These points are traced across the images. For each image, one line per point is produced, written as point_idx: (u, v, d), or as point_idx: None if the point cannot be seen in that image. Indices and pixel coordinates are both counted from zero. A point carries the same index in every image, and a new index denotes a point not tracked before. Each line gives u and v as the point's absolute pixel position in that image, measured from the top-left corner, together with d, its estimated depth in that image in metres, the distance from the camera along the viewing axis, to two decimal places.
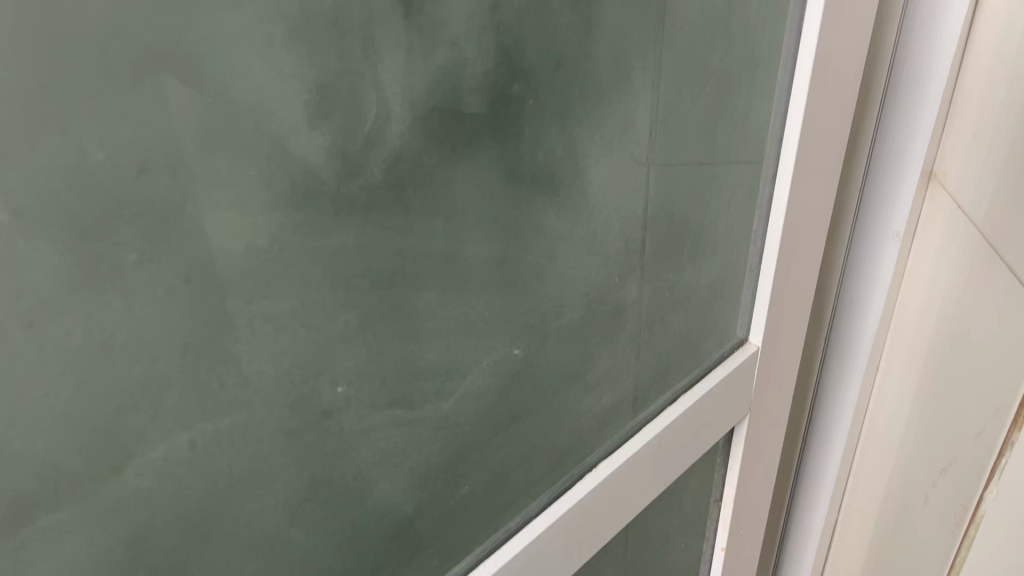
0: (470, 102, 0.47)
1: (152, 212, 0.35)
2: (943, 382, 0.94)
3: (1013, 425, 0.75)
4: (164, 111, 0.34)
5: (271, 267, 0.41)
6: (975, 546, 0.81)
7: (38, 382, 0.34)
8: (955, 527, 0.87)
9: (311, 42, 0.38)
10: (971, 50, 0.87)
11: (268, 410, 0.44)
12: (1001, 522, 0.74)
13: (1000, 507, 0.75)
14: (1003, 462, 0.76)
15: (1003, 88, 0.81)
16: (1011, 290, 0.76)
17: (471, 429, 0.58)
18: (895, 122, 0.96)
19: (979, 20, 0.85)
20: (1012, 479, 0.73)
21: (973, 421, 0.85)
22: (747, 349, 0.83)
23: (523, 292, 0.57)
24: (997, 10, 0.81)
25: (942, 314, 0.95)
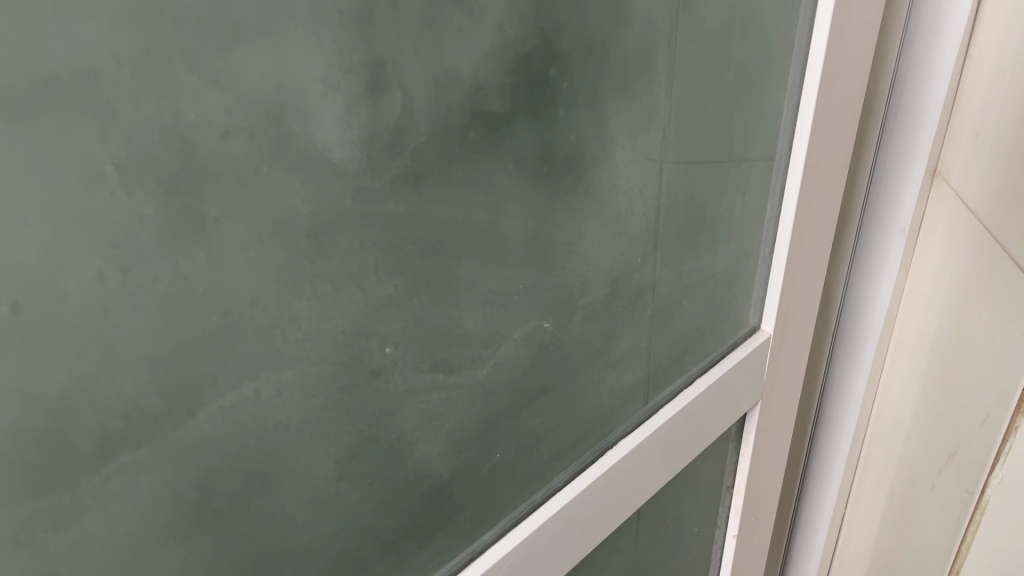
0: (511, 83, 0.50)
1: (232, 173, 0.38)
2: (947, 373, 0.97)
3: (1016, 411, 0.78)
4: (246, 79, 0.37)
5: (332, 230, 0.44)
6: (979, 529, 0.83)
7: (128, 325, 0.37)
8: (961, 512, 0.89)
9: (373, 21, 0.41)
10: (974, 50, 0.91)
11: (324, 366, 0.47)
12: (1006, 504, 0.77)
13: (1005, 490, 0.78)
14: (1006, 447, 0.79)
15: (1005, 87, 0.84)
16: (1013, 280, 0.79)
17: (502, 398, 0.61)
18: (900, 121, 1.00)
19: (982, 22, 0.89)
20: (1016, 463, 0.76)
21: (977, 409, 0.88)
22: (759, 335, 0.88)
23: (553, 268, 0.60)
24: (1000, 12, 0.85)
25: (947, 306, 0.98)
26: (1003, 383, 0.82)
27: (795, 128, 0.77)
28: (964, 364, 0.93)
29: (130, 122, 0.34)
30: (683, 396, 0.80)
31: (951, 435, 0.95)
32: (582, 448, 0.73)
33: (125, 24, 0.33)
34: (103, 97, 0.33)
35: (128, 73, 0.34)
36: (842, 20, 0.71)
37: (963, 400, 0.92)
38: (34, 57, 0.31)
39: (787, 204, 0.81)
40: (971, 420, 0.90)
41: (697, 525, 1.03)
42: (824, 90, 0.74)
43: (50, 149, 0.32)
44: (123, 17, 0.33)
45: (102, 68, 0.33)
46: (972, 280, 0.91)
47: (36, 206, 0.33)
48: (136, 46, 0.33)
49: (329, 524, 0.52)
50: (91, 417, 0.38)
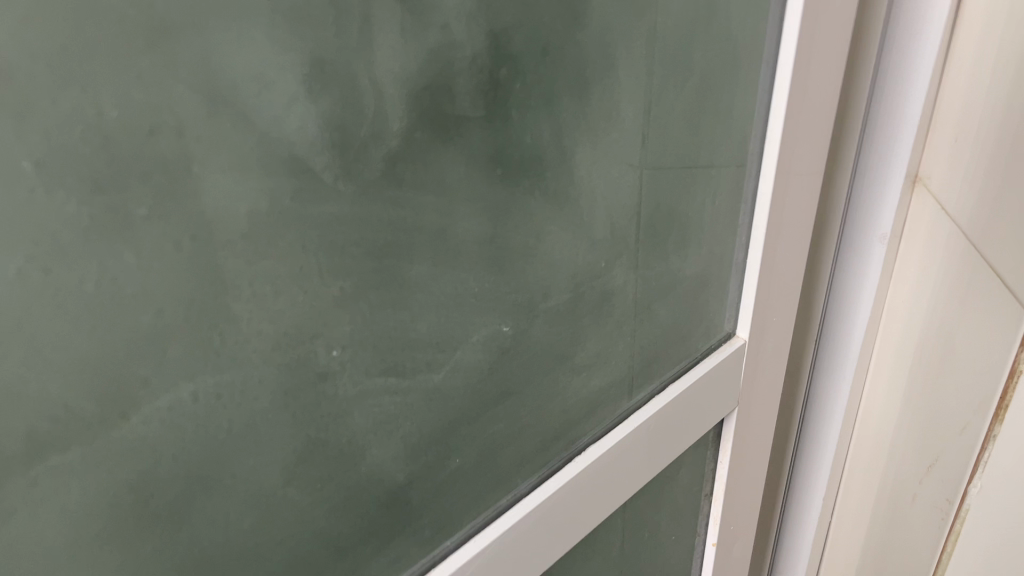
0: (461, 84, 0.50)
1: (160, 172, 0.38)
2: (928, 380, 0.97)
3: (994, 419, 0.77)
4: (173, 76, 0.37)
5: (271, 230, 0.44)
6: (960, 538, 0.82)
7: (53, 325, 0.37)
8: (941, 522, 0.88)
9: (311, 19, 0.41)
10: (953, 55, 0.90)
11: (266, 368, 0.46)
12: (985, 514, 0.76)
13: (984, 499, 0.77)
14: (986, 455, 0.78)
15: (984, 91, 0.84)
16: (993, 287, 0.79)
17: (461, 403, 0.61)
18: (878, 126, 0.99)
19: (960, 26, 0.88)
20: (994, 473, 0.75)
21: (957, 417, 0.87)
22: (734, 341, 0.88)
23: (511, 270, 0.60)
24: (978, 16, 0.84)
25: (929, 313, 0.97)
26: (981, 392, 0.81)
27: (766, 132, 0.77)
28: (945, 372, 0.92)
29: (48, 118, 0.34)
30: (653, 402, 0.80)
31: (932, 443, 0.94)
32: (549, 454, 0.72)
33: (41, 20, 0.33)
34: (20, 93, 0.33)
35: (45, 69, 0.33)
36: (812, 22, 0.70)
37: (944, 407, 0.91)
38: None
39: (760, 208, 0.80)
40: (951, 428, 0.89)
41: (675, 533, 1.02)
42: (794, 93, 0.73)
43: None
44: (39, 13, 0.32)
45: (17, 64, 0.33)
46: (951, 287, 0.90)
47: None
48: (52, 42, 0.33)
49: (278, 529, 0.52)
50: (17, 418, 0.37)
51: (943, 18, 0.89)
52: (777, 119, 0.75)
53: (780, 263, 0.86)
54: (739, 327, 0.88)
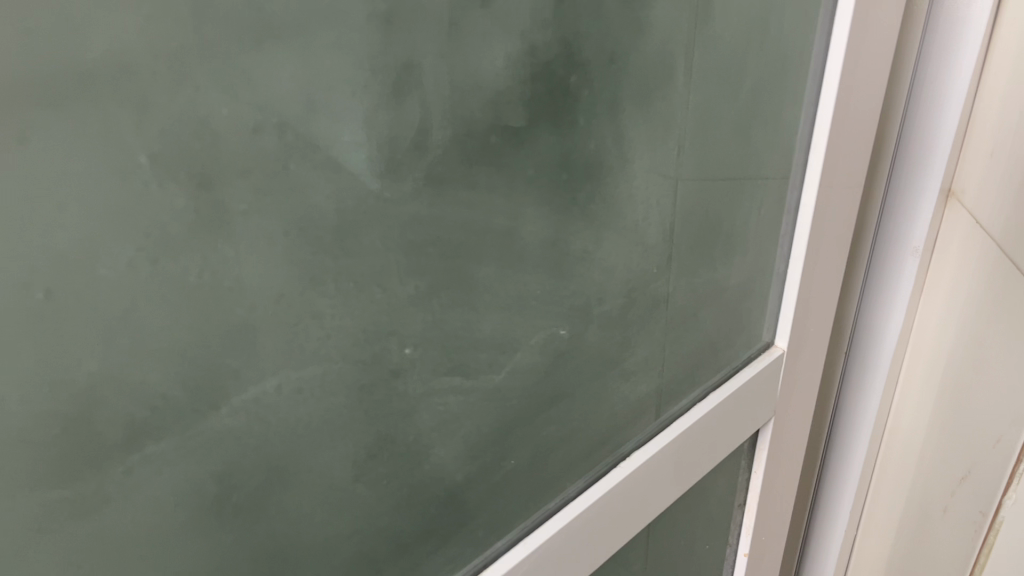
0: (533, 88, 0.51)
1: (261, 168, 0.39)
2: (960, 392, 0.97)
3: None
4: (278, 75, 0.38)
5: (357, 228, 0.45)
6: (994, 550, 0.83)
7: (155, 315, 0.38)
8: (973, 534, 0.89)
9: (404, 23, 0.42)
10: (988, 70, 0.92)
11: (343, 363, 0.48)
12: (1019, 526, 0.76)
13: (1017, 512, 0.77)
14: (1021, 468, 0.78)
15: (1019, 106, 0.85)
16: None
17: (518, 405, 0.62)
18: (913, 143, 1.00)
19: (995, 43, 0.90)
20: None
21: (991, 430, 0.87)
22: (773, 351, 0.89)
23: (569, 274, 0.60)
24: (1013, 33, 0.86)
25: (962, 324, 0.97)
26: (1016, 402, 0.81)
27: (810, 142, 0.78)
28: (977, 385, 0.92)
29: (164, 114, 0.35)
30: (696, 410, 0.80)
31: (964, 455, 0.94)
32: (596, 458, 0.72)
33: (165, 16, 0.34)
34: (138, 88, 0.34)
35: (164, 65, 0.34)
36: (858, 34, 0.71)
37: (976, 420, 0.92)
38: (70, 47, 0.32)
39: (802, 217, 0.81)
40: (983, 440, 0.89)
41: (708, 542, 1.03)
42: (839, 104, 0.74)
43: (83, 140, 0.33)
44: (162, 8, 0.33)
45: (140, 59, 0.33)
46: (984, 301, 0.91)
47: (68, 197, 0.33)
48: (172, 39, 0.34)
49: (345, 524, 0.52)
50: (118, 406, 0.38)
51: (980, 36, 0.90)
52: (821, 129, 0.76)
53: (819, 273, 0.86)
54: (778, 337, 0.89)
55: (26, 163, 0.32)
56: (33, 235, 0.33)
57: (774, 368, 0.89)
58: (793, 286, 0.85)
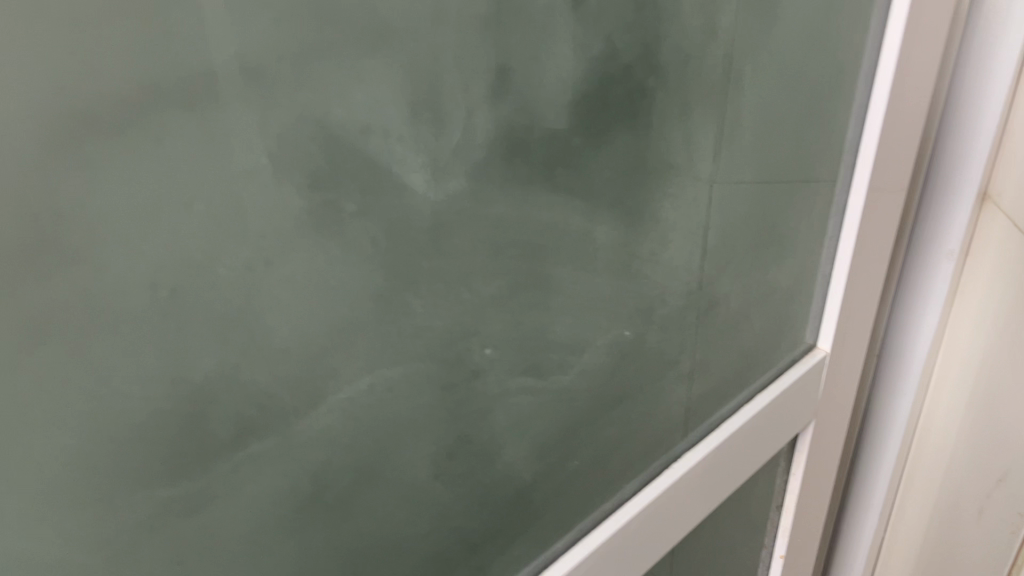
0: (614, 91, 0.51)
1: (368, 169, 0.40)
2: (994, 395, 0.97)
3: None
4: (388, 77, 0.39)
5: (449, 229, 0.45)
6: None
7: (266, 316, 0.38)
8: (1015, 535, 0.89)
9: (502, 26, 0.43)
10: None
11: (430, 363, 0.48)
12: None
13: None
14: None
15: None
16: None
17: (584, 406, 0.62)
18: (948, 151, 1.00)
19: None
20: None
21: None
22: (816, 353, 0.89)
23: (636, 276, 0.61)
24: None
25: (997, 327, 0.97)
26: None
27: (859, 146, 0.78)
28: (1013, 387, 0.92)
29: (286, 117, 0.35)
30: (745, 411, 0.81)
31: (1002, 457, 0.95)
32: (652, 459, 0.73)
33: (292, 21, 0.34)
34: (264, 91, 0.34)
35: (286, 66, 0.35)
36: (911, 39, 0.72)
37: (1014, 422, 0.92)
38: (204, 47, 0.32)
39: (849, 220, 0.81)
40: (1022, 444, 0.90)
41: (747, 544, 1.03)
42: (890, 108, 0.75)
43: (213, 140, 0.33)
44: (289, 12, 0.34)
45: (268, 62, 0.34)
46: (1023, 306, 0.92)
47: (196, 196, 0.34)
48: (296, 42, 0.35)
49: (423, 522, 0.53)
50: (228, 405, 0.39)
51: (1014, 45, 0.90)
52: (870, 133, 0.77)
53: (863, 275, 0.87)
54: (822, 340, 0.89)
55: (158, 163, 0.32)
56: (162, 233, 0.33)
57: (817, 369, 0.89)
58: (839, 289, 0.85)
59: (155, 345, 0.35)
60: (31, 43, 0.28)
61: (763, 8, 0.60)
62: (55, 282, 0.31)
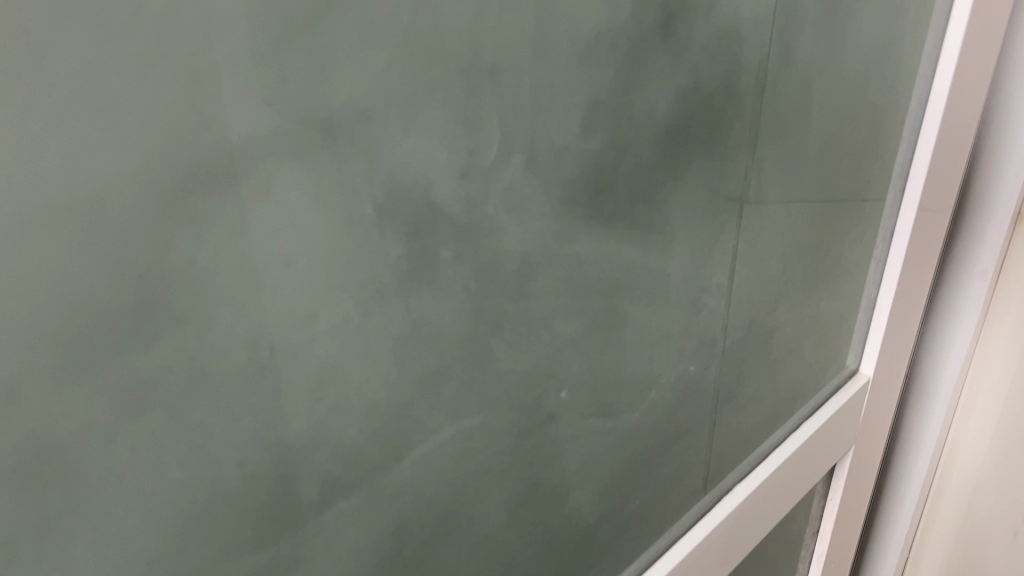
0: (695, 123, 0.49)
1: (465, 212, 0.38)
2: None
3: None
4: (490, 116, 0.37)
5: (534, 271, 0.43)
6: None
7: (357, 370, 0.36)
8: None
9: (598, 60, 0.41)
10: None
11: (510, 410, 0.46)
12: None
13: None
14: None
15: None
16: None
17: (645, 444, 0.60)
18: (969, 208, 0.95)
19: None
20: None
21: None
22: (859, 378, 0.88)
23: (702, 308, 0.59)
24: None
25: None
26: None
27: (908, 170, 0.77)
28: None
29: (392, 160, 0.33)
30: (793, 439, 0.79)
31: None
32: (703, 491, 0.70)
33: (404, 60, 0.32)
34: (374, 134, 0.32)
35: (397, 109, 0.33)
36: (965, 63, 0.71)
37: None
38: (319, 93, 0.30)
39: (897, 245, 0.80)
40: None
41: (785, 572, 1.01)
42: (943, 134, 0.73)
43: (320, 188, 0.31)
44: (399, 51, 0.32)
45: (378, 104, 0.32)
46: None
47: (302, 247, 0.32)
48: (407, 83, 0.32)
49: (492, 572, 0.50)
50: (318, 464, 0.36)
51: None
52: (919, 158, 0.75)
53: (904, 300, 0.85)
54: (863, 365, 0.88)
55: (266, 214, 0.30)
56: (266, 289, 0.31)
57: (859, 395, 0.88)
58: (882, 313, 0.84)
59: (254, 406, 0.33)
60: (153, 94, 0.26)
61: (834, 33, 0.58)
62: (166, 345, 0.29)
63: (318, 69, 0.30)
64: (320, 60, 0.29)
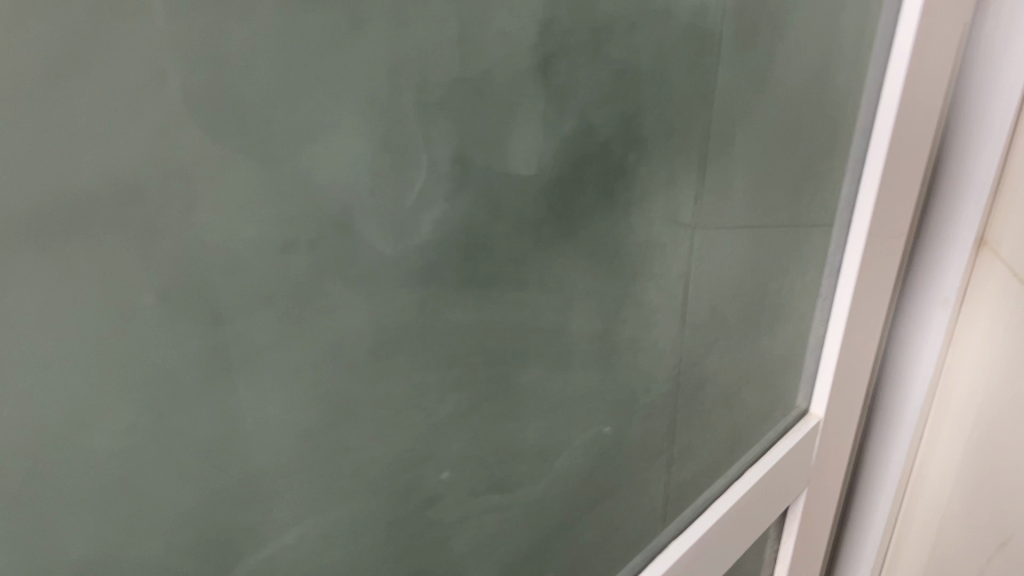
0: (589, 170, 0.44)
1: (291, 293, 0.33)
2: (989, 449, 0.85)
3: None
4: (315, 181, 0.32)
5: (395, 348, 0.38)
6: None
7: (245, 425, 0.33)
8: None
9: (457, 109, 0.36)
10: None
11: (375, 499, 0.41)
12: None
13: None
14: None
15: None
16: None
17: (557, 513, 0.55)
18: (932, 233, 0.89)
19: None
20: None
21: None
22: (809, 420, 0.82)
23: (616, 365, 0.54)
24: None
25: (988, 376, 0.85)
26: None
27: (853, 204, 0.72)
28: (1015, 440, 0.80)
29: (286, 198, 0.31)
30: (736, 488, 0.73)
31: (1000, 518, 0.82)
32: (633, 554, 0.65)
33: (291, 93, 0.30)
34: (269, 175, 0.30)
35: (179, 183, 0.28)
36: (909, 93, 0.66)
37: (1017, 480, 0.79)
38: (190, 128, 0.27)
39: (842, 280, 0.75)
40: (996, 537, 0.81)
41: None
42: (889, 167, 0.68)
43: (198, 229, 0.29)
44: (279, 83, 0.29)
45: (263, 138, 0.29)
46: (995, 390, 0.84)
47: (181, 290, 0.29)
48: (299, 115, 0.30)
49: None
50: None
51: (1007, 93, 0.78)
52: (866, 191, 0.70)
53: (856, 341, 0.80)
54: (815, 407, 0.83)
55: (51, 293, 0.26)
56: (136, 334, 0.28)
57: (809, 437, 0.83)
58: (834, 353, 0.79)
59: (65, 497, 0.29)
60: None
61: (758, 67, 0.53)
62: (9, 406, 0.26)
63: (190, 104, 0.27)
64: (187, 95, 0.27)
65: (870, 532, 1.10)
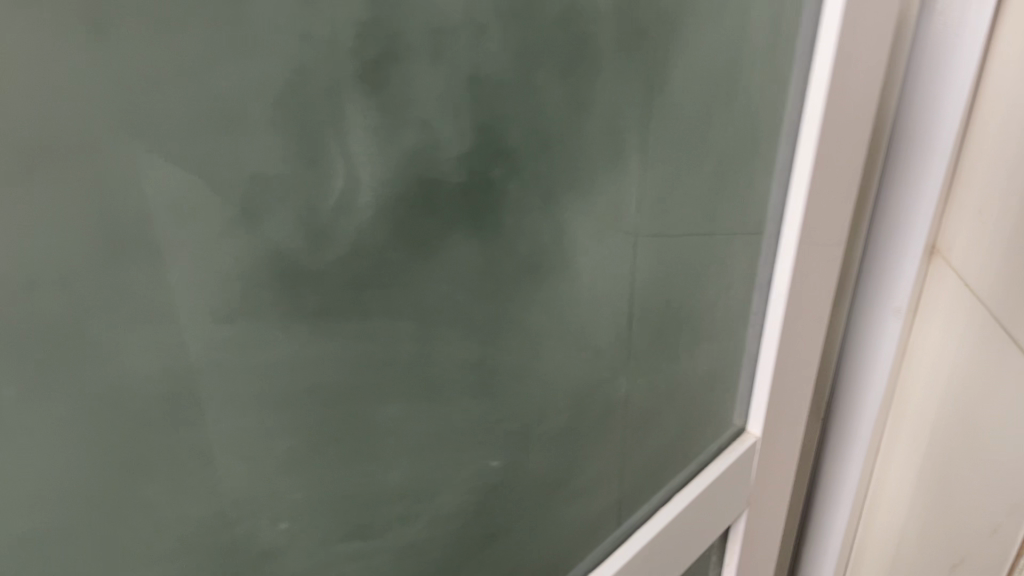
0: (445, 189, 0.40)
1: (43, 337, 0.29)
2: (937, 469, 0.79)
3: None
4: (56, 211, 0.28)
5: (196, 393, 0.35)
6: None
7: (68, 442, 0.32)
8: None
9: (247, 126, 0.32)
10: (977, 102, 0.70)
11: (193, 556, 0.37)
12: None
13: None
14: None
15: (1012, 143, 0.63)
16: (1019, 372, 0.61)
17: (441, 555, 0.51)
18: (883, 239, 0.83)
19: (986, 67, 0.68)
20: None
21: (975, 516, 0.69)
22: (745, 439, 0.78)
23: (502, 397, 0.49)
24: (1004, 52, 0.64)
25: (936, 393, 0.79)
26: (977, 537, 0.69)
27: (782, 221, 0.66)
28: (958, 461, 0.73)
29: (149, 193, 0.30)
30: (656, 519, 0.67)
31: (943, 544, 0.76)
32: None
33: (148, 87, 0.29)
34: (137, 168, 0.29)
35: None
36: (836, 103, 0.60)
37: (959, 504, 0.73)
38: None
39: (774, 299, 0.70)
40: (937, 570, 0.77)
41: None
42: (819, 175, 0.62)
43: (50, 219, 0.28)
44: (130, 78, 0.28)
45: (30, 147, 0.27)
46: (940, 413, 0.78)
47: None
48: (161, 110, 0.29)
49: None
50: None
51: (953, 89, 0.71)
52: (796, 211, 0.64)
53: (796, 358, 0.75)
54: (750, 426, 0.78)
55: None
56: None
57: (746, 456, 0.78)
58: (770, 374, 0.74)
59: None
60: None
61: (652, 72, 0.49)
62: None
63: None
64: None
65: (828, 548, 1.06)
